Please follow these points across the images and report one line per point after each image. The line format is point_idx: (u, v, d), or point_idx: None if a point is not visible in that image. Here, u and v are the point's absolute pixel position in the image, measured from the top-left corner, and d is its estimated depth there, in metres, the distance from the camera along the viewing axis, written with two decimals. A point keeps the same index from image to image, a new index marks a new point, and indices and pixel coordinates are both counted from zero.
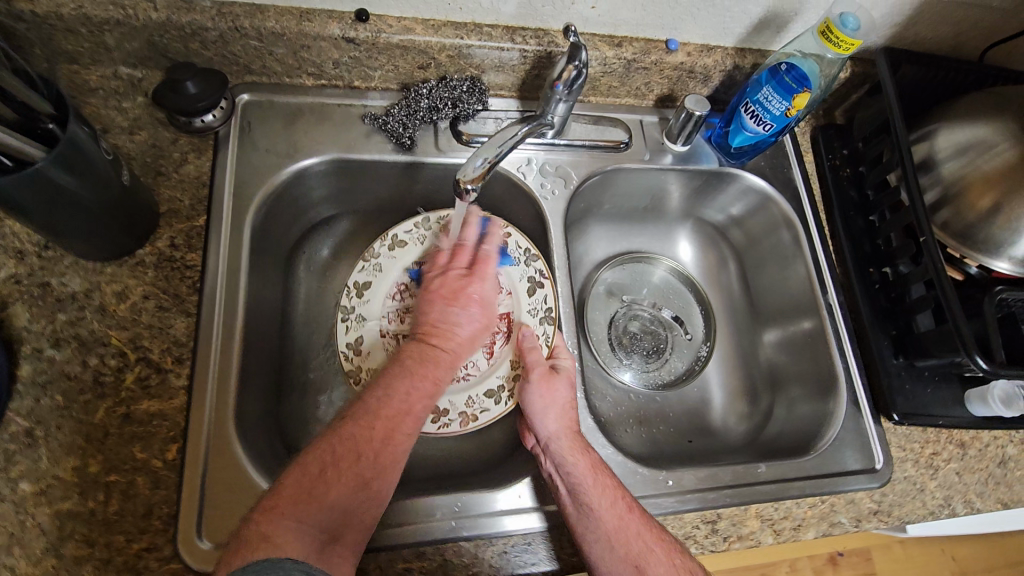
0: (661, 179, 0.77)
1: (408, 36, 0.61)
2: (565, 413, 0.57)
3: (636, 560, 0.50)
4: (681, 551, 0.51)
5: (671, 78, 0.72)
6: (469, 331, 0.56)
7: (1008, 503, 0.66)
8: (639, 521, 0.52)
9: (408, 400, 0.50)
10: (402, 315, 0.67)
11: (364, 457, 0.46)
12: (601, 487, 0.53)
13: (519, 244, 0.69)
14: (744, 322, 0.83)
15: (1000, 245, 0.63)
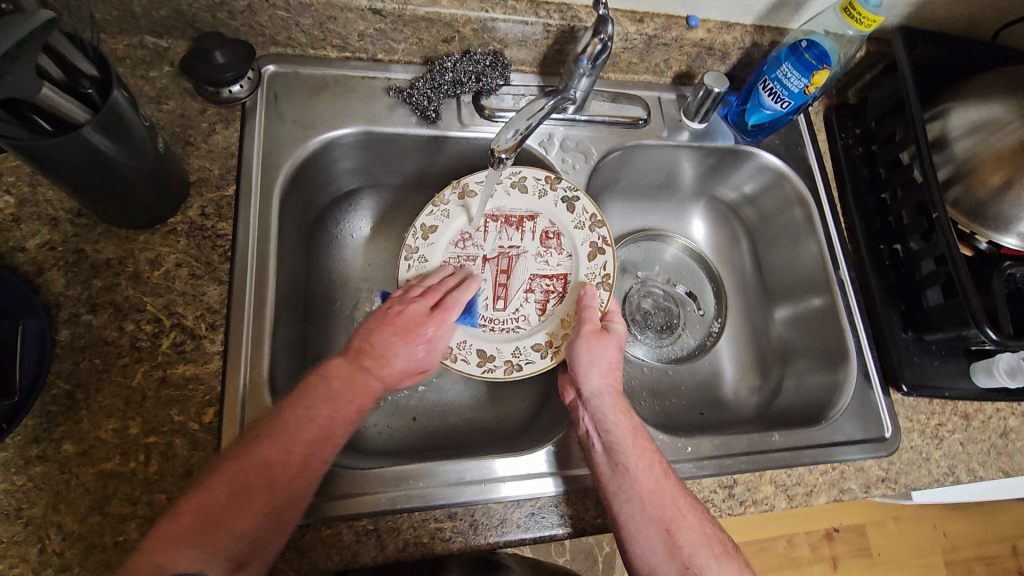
0: (677, 157, 0.79)
1: (434, 9, 0.62)
2: (612, 374, 0.58)
3: (668, 525, 0.51)
4: (710, 523, 0.53)
5: (690, 55, 0.73)
6: (407, 376, 0.53)
7: (1009, 472, 0.69)
8: (675, 488, 0.53)
9: (329, 425, 0.48)
10: (460, 261, 0.68)
11: (278, 485, 0.45)
12: (640, 449, 0.54)
13: (587, 209, 0.69)
14: (755, 299, 0.85)
15: (1009, 221, 0.65)
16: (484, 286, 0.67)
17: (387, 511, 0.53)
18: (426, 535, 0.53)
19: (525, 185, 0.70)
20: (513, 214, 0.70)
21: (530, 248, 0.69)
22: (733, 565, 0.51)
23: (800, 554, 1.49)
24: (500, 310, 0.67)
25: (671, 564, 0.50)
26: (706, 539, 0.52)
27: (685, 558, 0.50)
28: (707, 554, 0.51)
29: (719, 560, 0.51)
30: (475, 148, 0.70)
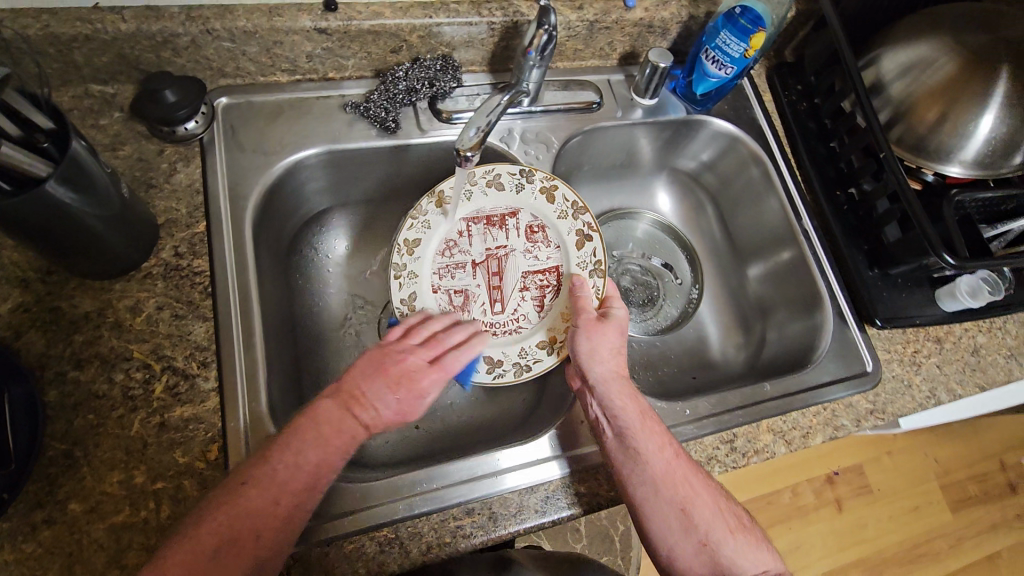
0: (634, 134, 0.81)
1: (378, 21, 0.63)
2: (614, 360, 0.59)
3: (682, 504, 0.53)
4: (723, 498, 0.55)
5: (632, 35, 0.76)
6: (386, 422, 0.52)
7: (984, 385, 0.73)
8: (689, 468, 0.55)
9: (315, 475, 0.48)
10: (450, 270, 0.69)
11: (263, 534, 0.45)
12: (650, 432, 0.56)
13: (567, 198, 0.70)
14: (728, 261, 0.88)
15: (950, 150, 0.70)
16: (478, 290, 0.69)
17: (406, 517, 0.54)
18: (448, 535, 0.54)
19: (502, 182, 0.71)
20: (494, 213, 0.71)
21: (517, 245, 0.71)
22: (749, 538, 0.54)
23: (805, 502, 1.54)
24: (499, 313, 0.68)
25: (689, 543, 0.52)
26: (720, 514, 0.54)
27: (702, 535, 0.53)
28: (723, 528, 0.53)
29: (735, 535, 0.53)
30: (437, 153, 0.71)
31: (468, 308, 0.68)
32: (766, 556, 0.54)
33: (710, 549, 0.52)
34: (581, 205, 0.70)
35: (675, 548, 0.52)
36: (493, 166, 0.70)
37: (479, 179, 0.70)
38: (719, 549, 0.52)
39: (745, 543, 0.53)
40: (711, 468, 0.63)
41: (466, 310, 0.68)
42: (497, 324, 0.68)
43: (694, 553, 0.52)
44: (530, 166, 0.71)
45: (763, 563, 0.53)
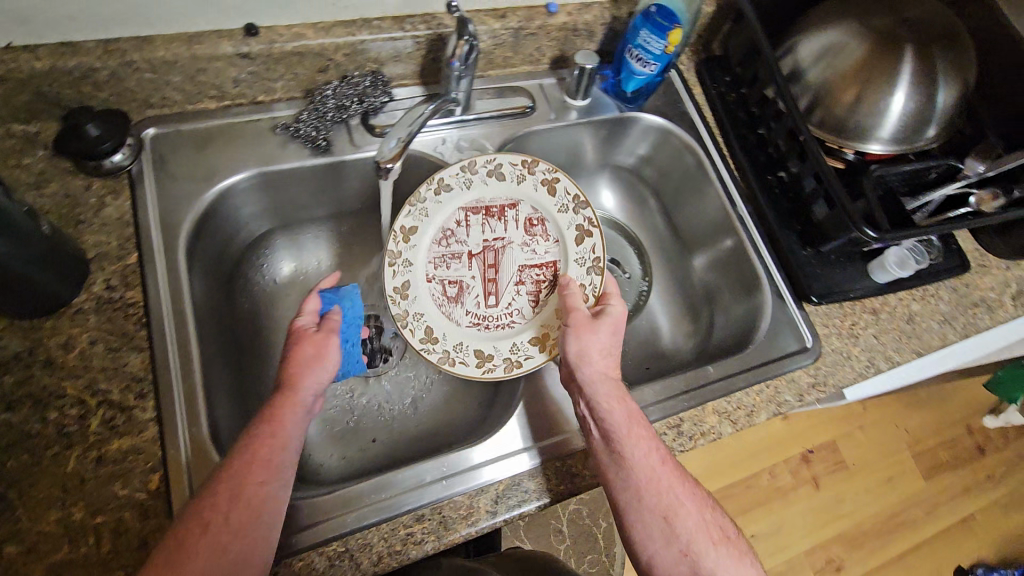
0: (570, 136, 0.82)
1: (301, 42, 0.64)
2: (604, 361, 0.59)
3: (664, 512, 0.52)
4: (711, 510, 0.53)
5: (558, 39, 0.77)
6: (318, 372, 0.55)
7: (921, 351, 0.76)
8: (674, 475, 0.54)
9: (251, 454, 0.48)
10: (445, 260, 0.71)
11: (211, 525, 0.44)
12: (636, 437, 0.55)
13: (569, 190, 0.71)
14: (674, 251, 0.89)
15: (868, 130, 0.72)
16: (473, 282, 0.70)
17: (356, 529, 0.54)
18: (398, 543, 0.54)
19: (503, 171, 0.72)
20: (494, 203, 0.72)
21: (516, 238, 0.72)
22: (736, 554, 0.51)
23: (783, 483, 1.58)
24: (492, 306, 0.70)
25: (670, 552, 0.50)
26: (706, 525, 0.52)
27: (684, 545, 0.51)
28: (707, 540, 0.51)
29: (719, 548, 0.51)
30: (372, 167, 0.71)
31: (463, 299, 0.70)
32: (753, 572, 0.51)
33: (691, 561, 0.50)
34: (582, 199, 0.71)
35: (654, 556, 0.51)
36: (495, 155, 0.71)
37: (479, 167, 0.71)
38: (700, 561, 0.50)
39: (731, 559, 0.51)
40: None
41: (459, 302, 0.69)
42: (491, 316, 0.69)
43: (674, 563, 0.50)
44: (533, 156, 0.72)
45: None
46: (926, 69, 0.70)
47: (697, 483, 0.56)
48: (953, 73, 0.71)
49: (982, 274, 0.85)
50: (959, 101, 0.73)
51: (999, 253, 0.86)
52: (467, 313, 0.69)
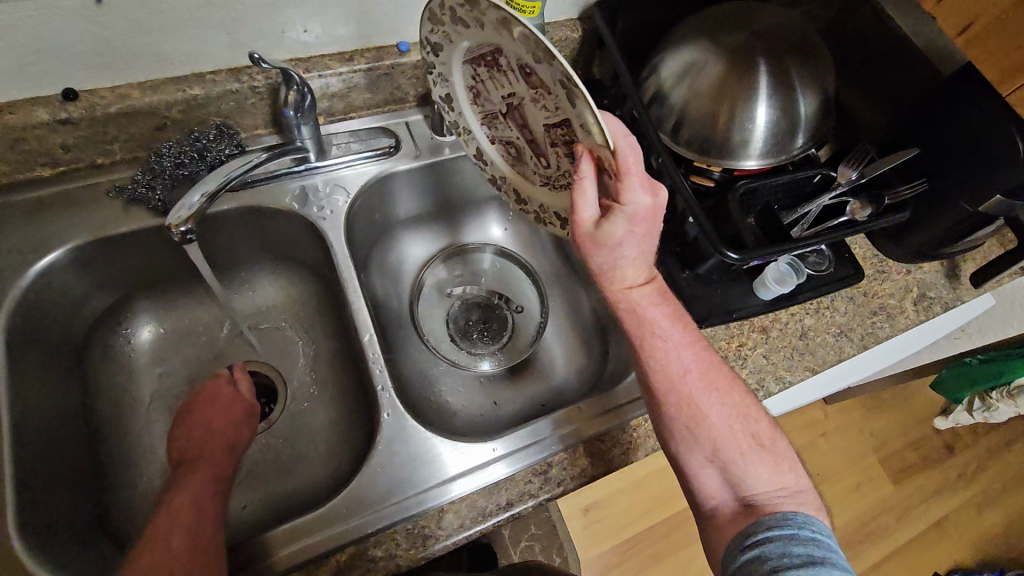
0: (438, 174, 0.80)
1: (126, 103, 0.62)
2: (627, 271, 0.60)
3: (689, 423, 0.58)
4: (739, 417, 0.59)
5: (418, 77, 0.76)
6: (245, 429, 0.69)
7: (815, 368, 0.74)
8: (698, 386, 0.59)
9: (199, 506, 0.56)
10: (489, 120, 0.64)
11: (178, 564, 0.49)
12: (658, 349, 0.60)
13: (525, 33, 0.47)
14: (571, 281, 0.87)
15: (733, 146, 0.71)
16: (522, 143, 0.63)
17: None
18: None
19: (460, 15, 0.53)
20: (484, 51, 0.56)
21: (526, 90, 0.55)
22: (764, 458, 0.58)
23: None
24: (549, 168, 0.62)
25: (696, 458, 0.59)
26: (731, 435, 0.58)
27: (709, 450, 0.58)
28: (732, 449, 0.58)
29: (746, 455, 0.58)
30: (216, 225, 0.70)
31: (524, 158, 0.64)
32: (780, 474, 0.57)
33: (718, 463, 0.58)
34: (545, 47, 0.46)
35: (683, 459, 0.60)
36: None
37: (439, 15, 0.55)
38: (726, 464, 0.58)
39: (758, 463, 0.57)
40: (525, 504, 0.61)
41: (523, 161, 0.65)
42: (554, 175, 0.62)
43: (702, 466, 0.59)
44: None
45: (776, 482, 0.57)
46: (783, 81, 0.68)
47: (729, 388, 0.60)
48: (810, 82, 0.70)
49: (881, 280, 0.83)
50: (822, 108, 0.72)
51: (898, 257, 0.84)
52: (537, 174, 0.65)
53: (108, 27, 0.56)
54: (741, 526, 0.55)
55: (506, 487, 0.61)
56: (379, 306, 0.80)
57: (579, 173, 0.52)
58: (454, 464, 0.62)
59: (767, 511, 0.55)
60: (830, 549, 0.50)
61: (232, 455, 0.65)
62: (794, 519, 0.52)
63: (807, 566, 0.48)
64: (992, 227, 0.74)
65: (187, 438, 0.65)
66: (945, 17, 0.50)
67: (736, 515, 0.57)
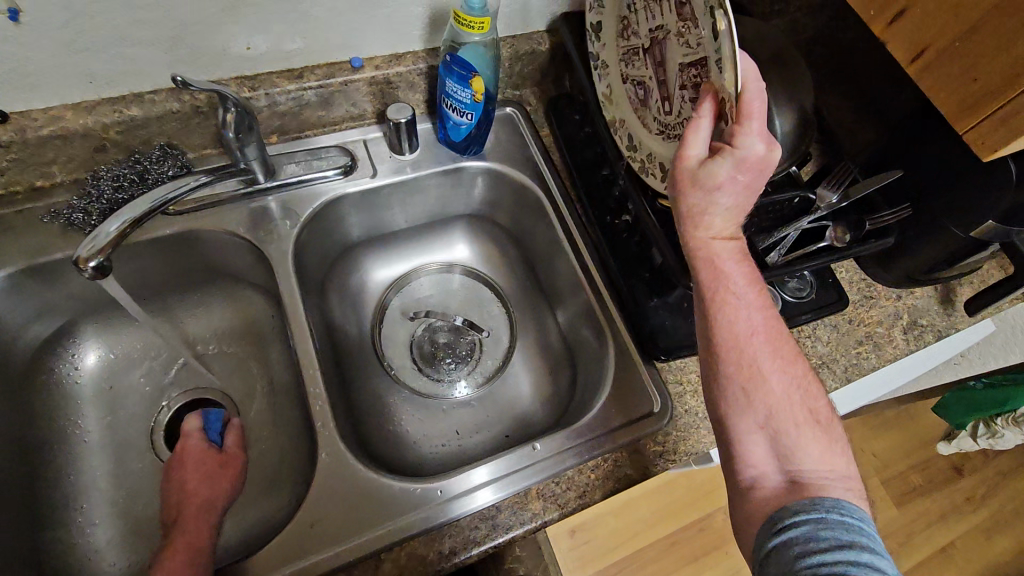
0: (397, 192, 0.77)
1: (59, 125, 0.60)
2: (716, 218, 0.51)
3: (746, 382, 0.48)
4: (803, 390, 0.48)
5: (375, 93, 0.73)
6: (223, 488, 0.64)
7: None
8: (764, 349, 0.48)
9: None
10: (631, 56, 0.62)
11: None
12: (725, 299, 0.49)
13: None
14: (540, 303, 0.83)
15: None
16: (653, 84, 0.60)
17: None
18: None
19: None
20: None
21: (673, 24, 0.53)
22: (819, 435, 0.47)
23: None
24: (667, 114, 0.59)
25: (746, 421, 0.48)
26: (791, 406, 0.47)
27: (761, 417, 0.47)
28: (787, 420, 0.47)
29: (801, 428, 0.47)
30: (159, 250, 0.68)
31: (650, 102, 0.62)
32: (836, 459, 0.46)
33: (768, 431, 0.47)
34: None
35: (729, 419, 0.49)
36: None
37: None
38: (778, 434, 0.47)
39: (812, 439, 0.47)
40: (469, 553, 0.57)
41: (648, 104, 0.63)
42: (671, 123, 0.59)
43: (751, 431, 0.48)
44: None
45: (829, 466, 0.46)
46: None
47: (794, 360, 0.49)
48: (786, 98, 0.64)
49: (868, 307, 0.78)
50: (803, 126, 0.66)
51: (887, 282, 0.78)
52: (655, 119, 0.62)
53: (31, 49, 0.53)
54: (783, 503, 0.45)
55: (448, 534, 0.57)
56: (337, 330, 0.77)
57: (697, 112, 0.50)
58: (393, 505, 0.58)
59: (813, 491, 0.44)
60: (869, 535, 0.41)
61: (207, 520, 0.59)
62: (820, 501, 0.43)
63: (842, 550, 0.39)
64: (987, 253, 0.69)
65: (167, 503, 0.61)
66: (893, 44, 0.46)
67: (777, 497, 0.45)
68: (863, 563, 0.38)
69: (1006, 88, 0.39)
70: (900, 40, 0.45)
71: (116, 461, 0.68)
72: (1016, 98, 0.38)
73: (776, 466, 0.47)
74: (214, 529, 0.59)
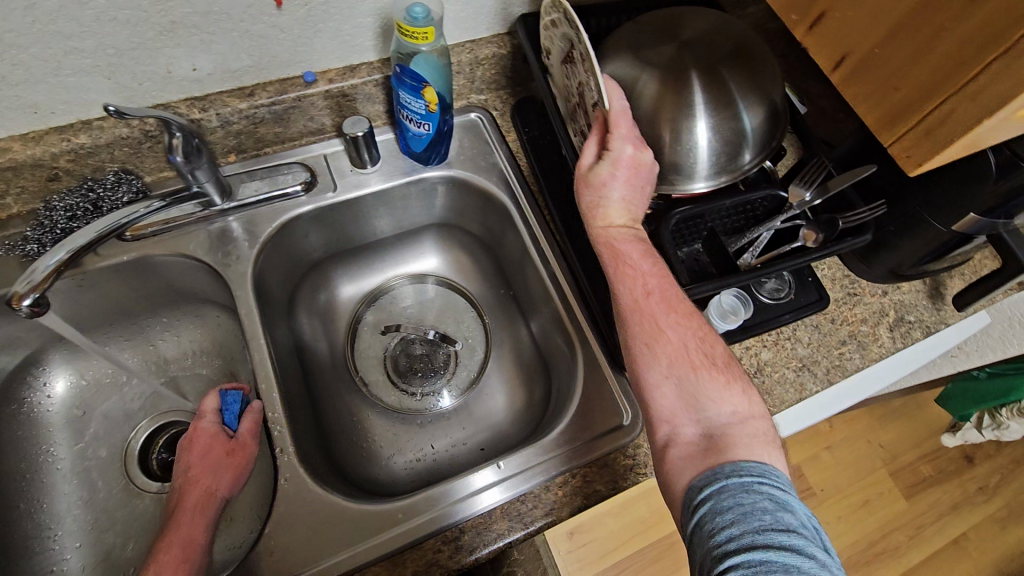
0: (361, 206, 0.76)
1: (7, 157, 0.59)
2: (614, 209, 0.59)
3: (646, 341, 0.54)
4: (700, 339, 0.54)
5: (332, 106, 0.72)
6: (226, 478, 0.60)
7: (770, 408, 0.67)
8: (659, 307, 0.55)
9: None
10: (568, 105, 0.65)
11: None
12: (625, 272, 0.57)
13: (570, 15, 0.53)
14: (513, 310, 0.82)
15: (683, 167, 0.61)
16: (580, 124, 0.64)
17: None
18: None
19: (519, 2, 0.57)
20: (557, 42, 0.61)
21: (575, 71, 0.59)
22: (717, 377, 0.52)
23: None
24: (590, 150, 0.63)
25: (653, 374, 0.53)
26: (687, 351, 0.53)
27: (665, 368, 0.53)
28: (686, 365, 0.53)
29: (699, 371, 0.52)
30: (119, 276, 0.67)
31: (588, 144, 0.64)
32: (734, 396, 0.51)
33: (675, 378, 0.53)
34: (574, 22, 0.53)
35: (642, 380, 0.54)
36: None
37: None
38: (681, 379, 0.52)
39: (710, 379, 0.52)
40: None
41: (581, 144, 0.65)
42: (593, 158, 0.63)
43: (660, 382, 0.53)
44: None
45: (731, 405, 0.51)
46: (720, 94, 0.59)
47: (689, 317, 0.55)
48: (753, 90, 0.61)
49: (852, 304, 0.75)
50: (772, 117, 0.63)
51: (870, 278, 0.75)
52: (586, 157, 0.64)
53: None
54: (694, 474, 0.47)
55: (414, 555, 0.57)
56: (306, 347, 0.76)
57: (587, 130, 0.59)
58: (354, 528, 0.57)
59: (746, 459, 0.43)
60: (773, 493, 0.43)
61: (206, 513, 0.57)
62: (721, 470, 0.45)
63: (745, 520, 0.41)
64: (974, 245, 0.65)
65: (177, 482, 0.59)
66: (816, 49, 0.48)
67: (694, 450, 0.49)
68: (767, 528, 0.40)
69: (929, 97, 0.40)
70: (826, 45, 0.47)
71: (87, 488, 0.68)
72: (938, 106, 0.39)
73: (685, 417, 0.51)
74: (209, 525, 0.56)
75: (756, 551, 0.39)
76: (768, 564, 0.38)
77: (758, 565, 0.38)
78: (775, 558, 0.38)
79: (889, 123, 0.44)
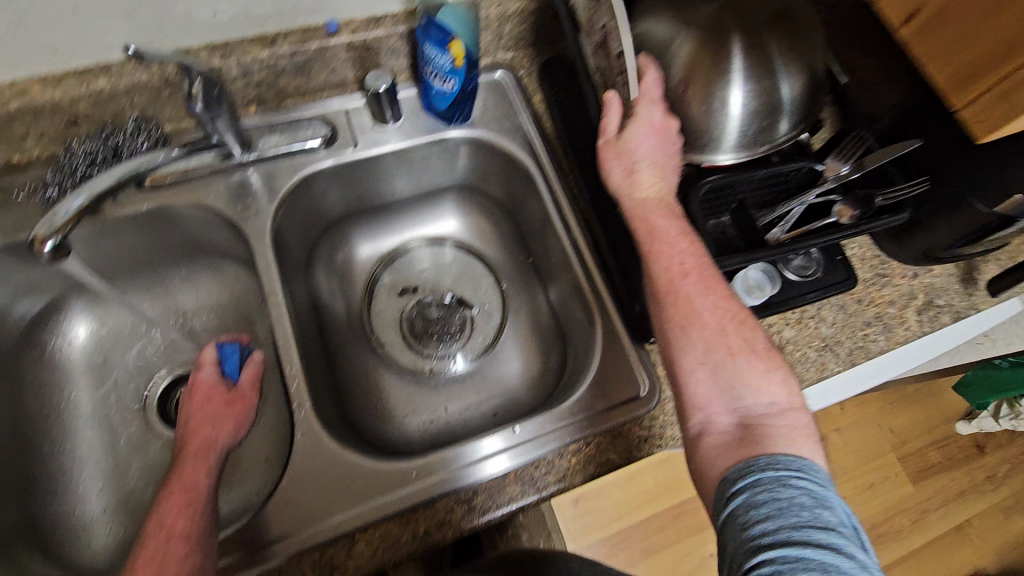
0: (382, 165, 0.74)
1: (26, 98, 0.58)
2: (647, 181, 0.62)
3: (682, 322, 0.54)
4: (737, 324, 0.53)
5: (354, 59, 0.69)
6: (227, 428, 0.60)
7: None
8: (697, 288, 0.55)
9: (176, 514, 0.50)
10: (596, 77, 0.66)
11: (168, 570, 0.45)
12: (660, 249, 0.57)
13: None
14: (531, 277, 0.81)
15: (710, 136, 0.59)
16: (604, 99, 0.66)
17: None
18: None
19: None
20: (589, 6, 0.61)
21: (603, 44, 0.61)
22: (756, 364, 0.51)
23: None
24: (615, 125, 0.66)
25: (688, 358, 0.53)
26: (725, 336, 0.53)
27: (700, 353, 0.52)
28: (722, 351, 0.52)
29: (736, 357, 0.52)
30: (138, 226, 0.67)
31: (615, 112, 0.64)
32: (774, 387, 0.50)
33: (710, 365, 0.52)
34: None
35: (675, 362, 0.54)
36: None
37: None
38: (717, 366, 0.52)
39: (748, 366, 0.51)
40: (444, 533, 0.56)
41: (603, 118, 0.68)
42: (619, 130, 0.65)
43: (694, 367, 0.52)
44: None
45: (769, 396, 0.50)
46: (759, 58, 0.56)
47: (727, 300, 0.55)
48: (793, 56, 0.57)
49: (880, 286, 0.73)
50: (812, 90, 0.59)
51: (902, 259, 0.73)
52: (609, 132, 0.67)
53: None
54: (728, 468, 0.46)
55: (428, 513, 0.57)
56: (323, 306, 0.76)
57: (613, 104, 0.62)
58: (370, 487, 0.58)
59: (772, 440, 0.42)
60: (813, 489, 0.41)
61: (208, 458, 0.56)
62: (757, 463, 0.44)
63: (780, 515, 0.39)
64: (1016, 229, 0.63)
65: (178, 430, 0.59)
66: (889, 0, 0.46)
67: (728, 439, 0.48)
68: (806, 525, 0.38)
69: (1015, 51, 0.38)
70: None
71: (107, 433, 0.69)
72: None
73: (720, 405, 0.50)
74: (212, 473, 0.56)
75: (792, 547, 0.37)
76: (805, 561, 0.36)
77: (795, 561, 0.36)
78: (812, 555, 0.37)
79: (970, 78, 0.42)
